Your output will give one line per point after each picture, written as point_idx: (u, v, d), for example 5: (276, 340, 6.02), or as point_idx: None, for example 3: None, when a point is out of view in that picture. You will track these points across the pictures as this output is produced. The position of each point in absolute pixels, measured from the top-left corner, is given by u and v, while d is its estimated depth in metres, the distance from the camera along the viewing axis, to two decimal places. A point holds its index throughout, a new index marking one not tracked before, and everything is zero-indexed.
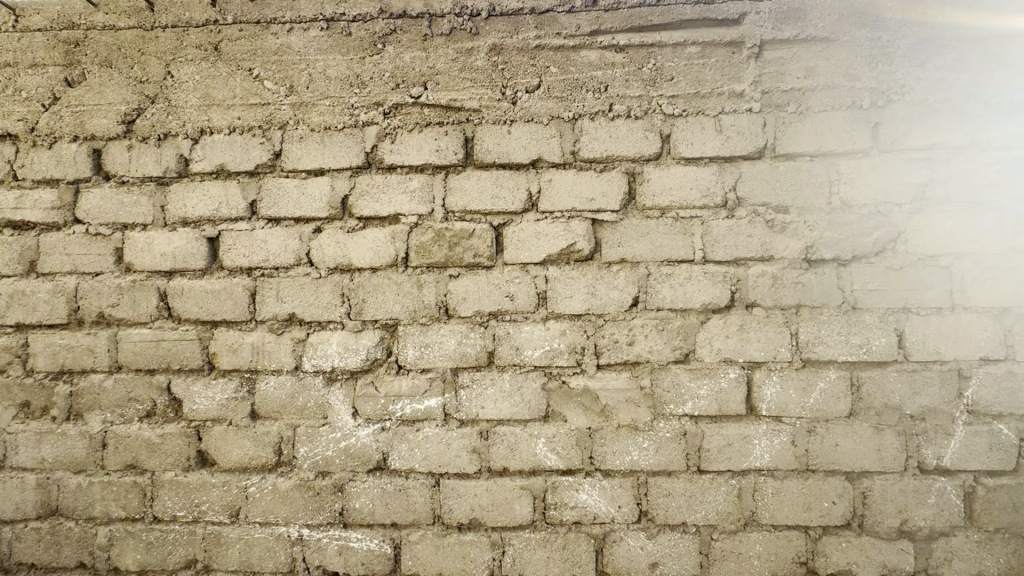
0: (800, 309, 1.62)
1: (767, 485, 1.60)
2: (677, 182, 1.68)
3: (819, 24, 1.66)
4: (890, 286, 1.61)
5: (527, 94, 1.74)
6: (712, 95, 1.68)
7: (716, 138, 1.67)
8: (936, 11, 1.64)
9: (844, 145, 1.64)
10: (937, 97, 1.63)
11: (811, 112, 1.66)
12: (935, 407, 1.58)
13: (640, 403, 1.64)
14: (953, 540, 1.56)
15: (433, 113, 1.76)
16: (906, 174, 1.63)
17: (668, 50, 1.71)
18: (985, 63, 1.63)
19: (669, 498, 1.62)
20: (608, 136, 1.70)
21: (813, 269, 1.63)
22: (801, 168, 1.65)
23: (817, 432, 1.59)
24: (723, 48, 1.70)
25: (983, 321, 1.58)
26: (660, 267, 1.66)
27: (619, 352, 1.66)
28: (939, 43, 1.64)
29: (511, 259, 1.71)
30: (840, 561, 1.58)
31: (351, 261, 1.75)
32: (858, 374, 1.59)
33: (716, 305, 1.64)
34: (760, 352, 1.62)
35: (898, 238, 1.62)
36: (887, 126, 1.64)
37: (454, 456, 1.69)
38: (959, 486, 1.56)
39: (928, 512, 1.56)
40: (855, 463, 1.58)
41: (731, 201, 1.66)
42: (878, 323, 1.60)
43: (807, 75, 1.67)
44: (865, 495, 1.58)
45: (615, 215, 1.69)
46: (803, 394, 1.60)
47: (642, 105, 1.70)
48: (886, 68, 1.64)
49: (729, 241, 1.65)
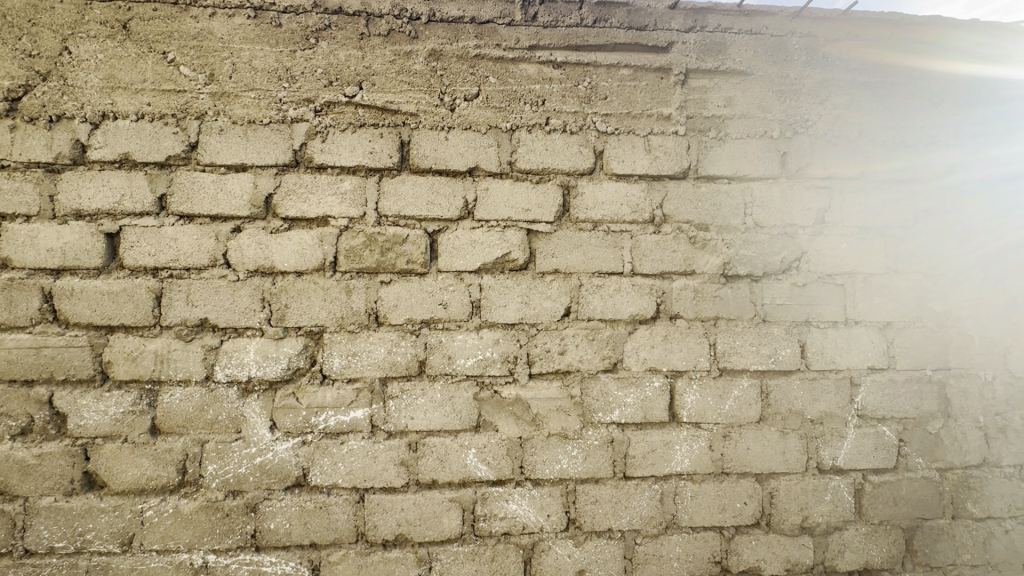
0: (718, 321, 1.73)
1: (686, 489, 1.67)
2: (609, 197, 1.74)
3: (737, 58, 1.81)
4: (794, 300, 1.75)
5: (465, 102, 1.74)
6: (643, 115, 1.77)
7: (645, 157, 1.76)
8: (834, 55, 1.83)
9: (757, 170, 1.78)
10: (835, 132, 1.82)
11: (729, 138, 1.79)
12: (832, 412, 1.73)
13: (570, 411, 1.67)
14: (845, 534, 1.71)
15: (368, 114, 1.71)
16: (809, 199, 1.79)
17: (602, 71, 1.78)
18: (873, 106, 1.84)
19: (596, 505, 1.65)
20: (544, 149, 1.74)
21: (730, 284, 1.74)
22: (720, 190, 1.77)
23: (732, 437, 1.69)
24: (653, 73, 1.79)
25: (870, 334, 1.77)
26: (592, 278, 1.71)
27: (551, 362, 1.68)
28: (835, 85, 1.83)
29: (445, 267, 1.68)
30: (750, 558, 1.68)
31: (274, 264, 1.65)
32: (767, 382, 1.72)
33: (643, 316, 1.71)
34: (682, 362, 1.70)
35: (801, 258, 1.77)
36: (794, 155, 1.80)
37: (380, 469, 1.63)
38: (850, 484, 1.72)
39: (825, 509, 1.71)
40: (763, 465, 1.69)
41: (658, 217, 1.75)
42: (784, 335, 1.74)
43: (727, 104, 1.80)
44: (772, 495, 1.70)
45: (550, 226, 1.72)
46: (719, 401, 1.70)
47: (577, 121, 1.75)
48: (793, 103, 1.81)
49: (655, 256, 1.73)
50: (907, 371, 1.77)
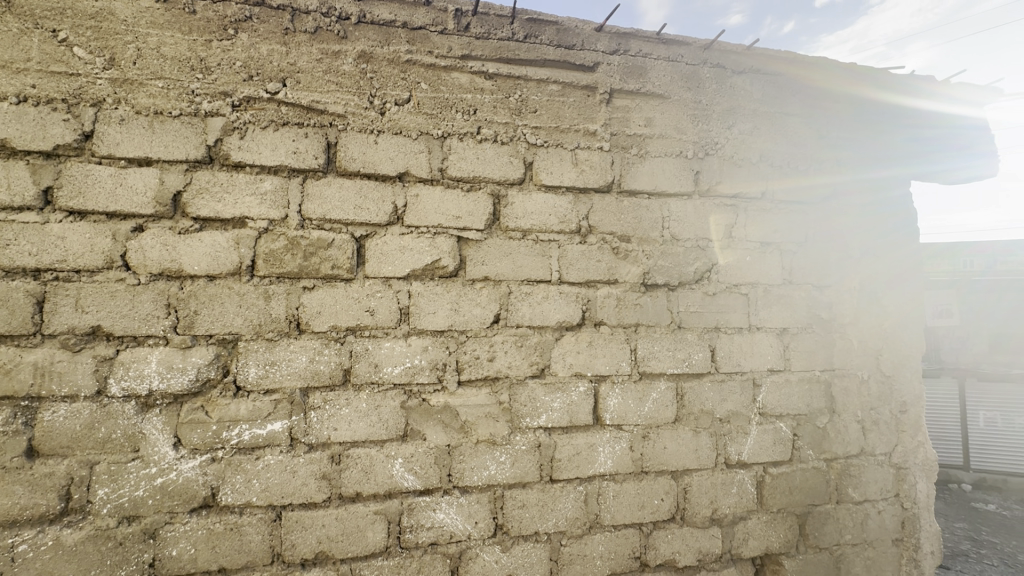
0: (638, 327, 1.83)
1: (609, 489, 1.74)
2: (538, 207, 1.79)
3: (656, 82, 1.94)
4: (705, 308, 1.89)
5: (396, 107, 1.72)
6: (571, 130, 1.85)
7: (573, 170, 1.83)
8: (740, 85, 2.02)
9: (674, 187, 1.91)
10: (741, 155, 2.00)
11: (650, 156, 1.91)
12: (738, 410, 1.89)
13: (499, 417, 1.69)
14: (749, 523, 1.86)
15: (292, 113, 1.64)
16: (718, 216, 1.95)
17: (532, 85, 1.84)
18: (773, 133, 2.05)
19: (523, 509, 1.68)
20: (475, 157, 1.76)
21: (650, 292, 1.85)
22: (641, 204, 1.88)
23: (650, 437, 1.79)
24: (580, 90, 1.88)
25: (770, 339, 1.95)
26: (521, 286, 1.75)
27: (480, 368, 1.69)
28: (740, 112, 2.02)
29: (372, 273, 1.64)
30: (667, 552, 1.78)
31: (182, 267, 1.52)
32: (682, 385, 1.84)
33: (569, 323, 1.77)
34: (605, 367, 1.78)
35: (711, 269, 1.92)
36: (705, 174, 1.96)
37: (300, 485, 1.55)
38: (753, 476, 1.88)
39: (731, 501, 1.85)
40: (679, 463, 1.81)
41: (584, 228, 1.82)
42: (697, 340, 1.87)
43: (647, 124, 1.92)
44: (686, 490, 1.81)
45: (480, 234, 1.74)
46: (639, 404, 1.79)
47: (508, 132, 1.79)
48: (705, 127, 1.97)
49: (581, 265, 1.80)
50: (800, 372, 1.97)
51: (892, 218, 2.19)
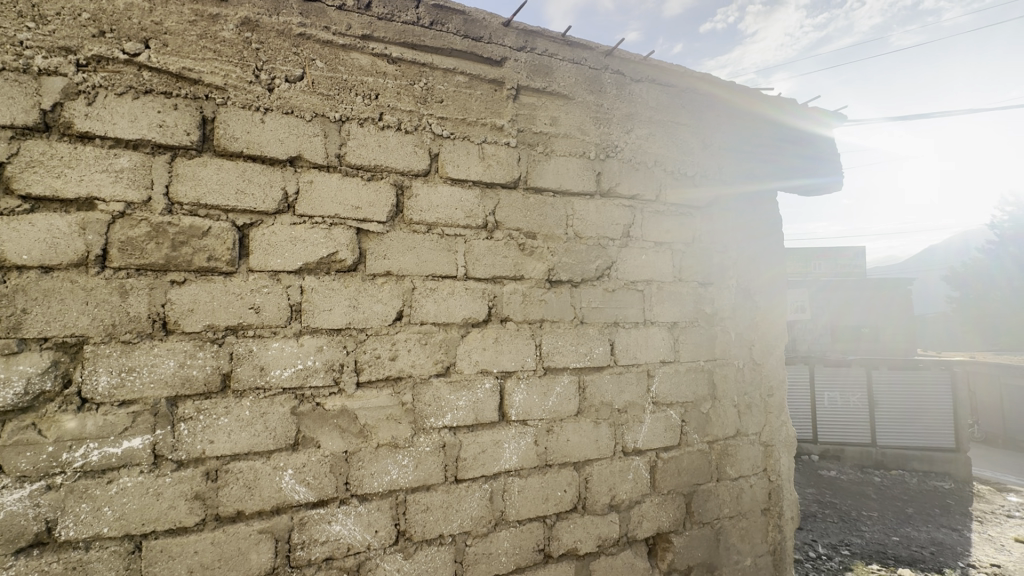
0: (543, 323, 1.85)
1: (514, 484, 1.74)
2: (443, 200, 1.74)
3: (561, 82, 1.97)
4: (606, 304, 1.97)
5: (286, 83, 1.56)
6: (477, 123, 1.82)
7: (479, 164, 1.80)
8: (638, 93, 2.14)
9: (577, 186, 1.97)
10: (638, 159, 2.11)
11: (555, 154, 1.94)
12: (634, 401, 1.99)
13: (401, 419, 1.61)
14: (643, 506, 1.97)
15: (157, 79, 1.42)
16: (617, 215, 2.05)
17: (438, 74, 1.78)
18: (666, 140, 2.20)
19: (427, 513, 1.62)
20: (377, 145, 1.66)
21: (554, 288, 1.88)
22: (546, 201, 1.91)
23: (554, 431, 1.82)
24: (487, 84, 1.86)
25: (662, 333, 2.09)
26: (425, 281, 1.68)
27: (381, 368, 1.60)
28: (638, 118, 2.13)
29: (258, 266, 1.48)
30: (569, 541, 1.82)
31: (5, 256, 1.25)
32: (584, 378, 1.90)
33: (475, 319, 1.74)
34: (511, 363, 1.78)
35: (611, 267, 2.01)
36: (607, 175, 2.04)
37: (166, 508, 1.34)
38: (647, 462, 2.00)
39: (628, 487, 1.95)
40: (580, 453, 1.86)
41: (491, 223, 1.80)
42: (598, 335, 1.94)
43: (553, 123, 1.95)
44: (587, 479, 1.87)
45: (382, 226, 1.64)
46: (544, 398, 1.82)
47: (413, 120, 1.72)
48: (606, 130, 2.05)
49: (488, 260, 1.78)
50: (688, 363, 2.14)
51: (762, 225, 2.46)
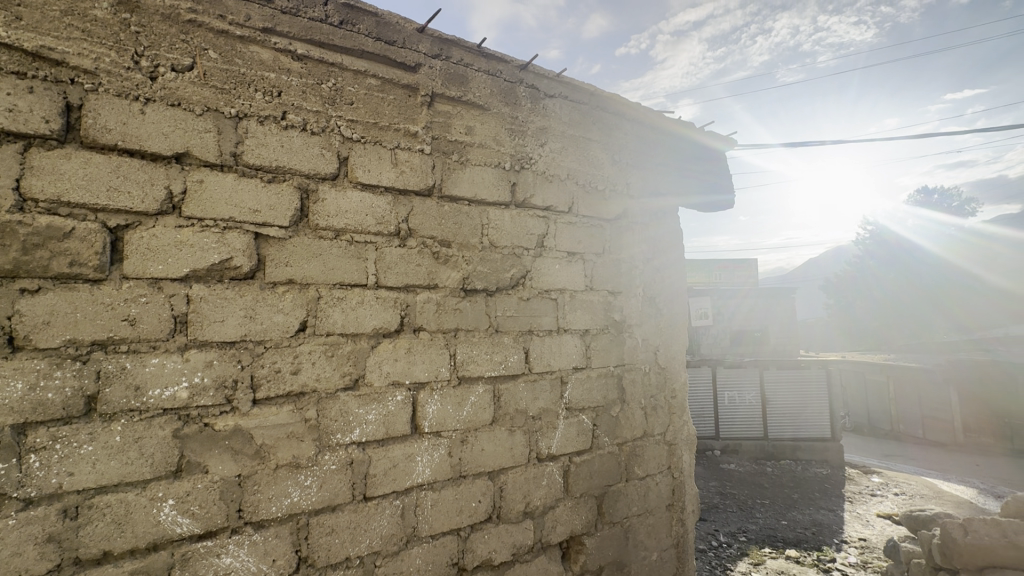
0: (457, 332, 1.83)
1: (427, 498, 1.70)
2: (352, 205, 1.67)
3: (476, 92, 1.99)
4: (520, 312, 2.00)
5: (173, 73, 1.43)
6: (390, 128, 1.77)
7: (391, 170, 1.76)
8: (551, 108, 2.21)
9: (492, 196, 1.98)
10: (551, 171, 2.18)
11: (470, 163, 1.94)
12: (548, 407, 2.03)
13: (304, 437, 1.51)
14: (556, 510, 2.01)
15: (8, 57, 1.23)
16: (532, 225, 2.09)
17: (348, 75, 1.72)
18: (577, 154, 2.29)
19: (332, 536, 1.52)
20: (280, 145, 1.56)
21: (469, 297, 1.88)
22: (461, 210, 1.90)
23: (468, 441, 1.81)
24: (400, 89, 1.82)
25: (574, 340, 2.15)
26: (332, 290, 1.60)
27: (281, 383, 1.49)
28: (550, 132, 2.20)
29: (135, 273, 1.32)
30: (484, 552, 1.80)
31: None
32: (498, 387, 1.90)
33: (386, 329, 1.68)
34: (424, 373, 1.74)
35: (526, 276, 2.04)
36: (521, 186, 2.08)
37: (9, 555, 1.15)
38: (560, 467, 2.04)
39: (542, 493, 1.97)
40: (495, 462, 1.86)
41: (404, 231, 1.76)
42: (513, 343, 1.96)
43: (468, 132, 1.96)
44: (501, 488, 1.87)
45: (284, 231, 1.54)
46: (458, 408, 1.79)
47: (320, 121, 1.64)
48: (520, 142, 2.10)
49: (400, 269, 1.73)
50: (599, 368, 2.22)
51: (666, 238, 2.63)
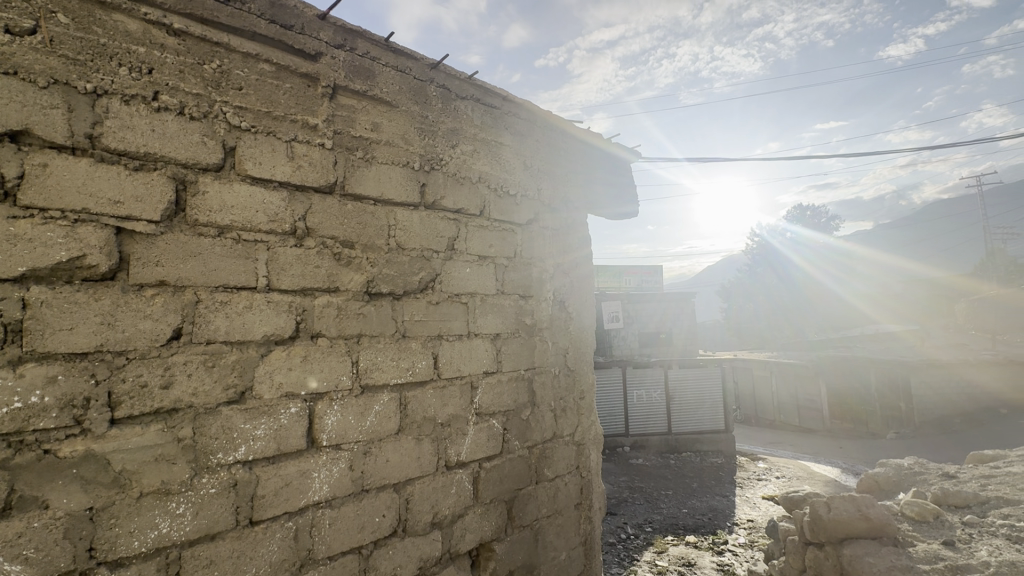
0: (361, 338, 1.73)
1: (324, 517, 1.58)
2: (240, 200, 1.52)
3: (383, 87, 1.91)
4: (429, 317, 1.94)
5: (8, 36, 1.21)
6: (285, 119, 1.64)
7: (287, 164, 1.62)
8: (463, 109, 2.19)
9: (400, 196, 1.91)
10: (462, 173, 2.15)
11: (376, 161, 1.86)
12: (457, 413, 1.99)
13: (176, 459, 1.34)
14: (466, 518, 1.97)
15: None
16: (442, 228, 2.04)
17: (236, 57, 1.57)
18: (489, 158, 2.28)
19: (210, 568, 1.36)
20: (150, 129, 1.38)
21: (374, 301, 1.79)
22: (366, 210, 1.81)
23: (372, 453, 1.71)
24: (298, 77, 1.70)
25: (485, 344, 2.14)
26: (214, 293, 1.44)
27: (148, 399, 1.31)
28: (462, 134, 2.17)
29: None
30: (388, 569, 1.71)
31: None
32: (405, 394, 1.83)
33: (279, 336, 1.55)
34: (322, 383, 1.62)
35: (435, 279, 1.99)
36: (431, 188, 2.02)
37: None
38: (470, 473, 2.00)
39: (451, 501, 1.93)
40: (401, 473, 1.78)
41: (301, 230, 1.64)
42: (420, 348, 1.90)
43: (374, 129, 1.88)
44: (408, 500, 1.79)
45: (154, 226, 1.36)
46: (360, 419, 1.69)
47: (201, 105, 1.47)
48: (430, 142, 2.05)
49: (295, 270, 1.61)
50: (510, 372, 2.22)
51: (575, 243, 2.70)
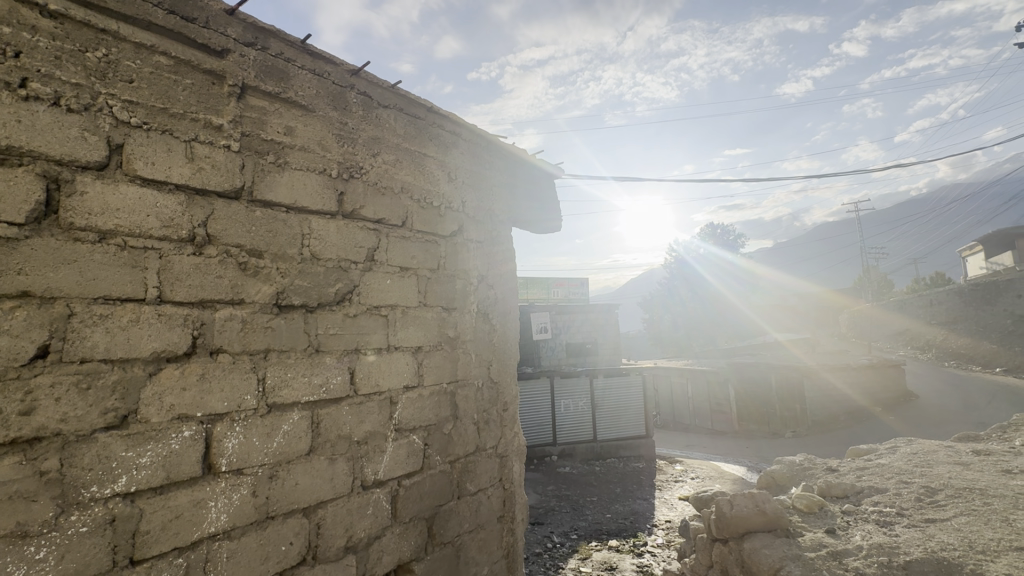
0: (268, 354, 1.62)
1: (221, 550, 1.45)
2: (127, 203, 1.38)
3: (298, 90, 1.83)
4: (346, 330, 1.87)
5: None
6: (184, 117, 1.52)
7: (185, 165, 1.50)
8: (385, 118, 2.15)
9: (315, 204, 1.83)
10: (384, 182, 2.10)
11: (289, 166, 1.76)
12: (374, 430, 1.92)
13: (37, 496, 1.17)
14: (383, 539, 1.89)
15: None
16: (361, 238, 1.98)
17: (126, 47, 1.43)
18: (413, 168, 2.25)
19: None
20: (14, 120, 1.22)
21: (283, 314, 1.69)
22: (277, 217, 1.71)
23: (278, 476, 1.60)
24: (200, 74, 1.59)
25: (406, 357, 2.09)
26: (92, 306, 1.29)
27: (3, 428, 1.14)
28: (384, 142, 2.13)
29: None
30: None
31: None
32: (318, 412, 1.73)
33: (171, 353, 1.41)
34: (222, 403, 1.49)
35: (353, 291, 1.92)
36: (350, 196, 1.96)
37: None
38: (388, 492, 1.93)
39: (366, 523, 1.84)
40: (311, 496, 1.68)
41: (200, 237, 1.51)
42: (335, 363, 1.81)
43: (287, 133, 1.79)
44: (319, 524, 1.69)
45: (16, 229, 1.20)
46: (266, 440, 1.58)
47: (81, 97, 1.33)
48: (350, 149, 1.98)
49: (193, 281, 1.48)
50: (431, 386, 2.18)
51: (500, 256, 2.73)
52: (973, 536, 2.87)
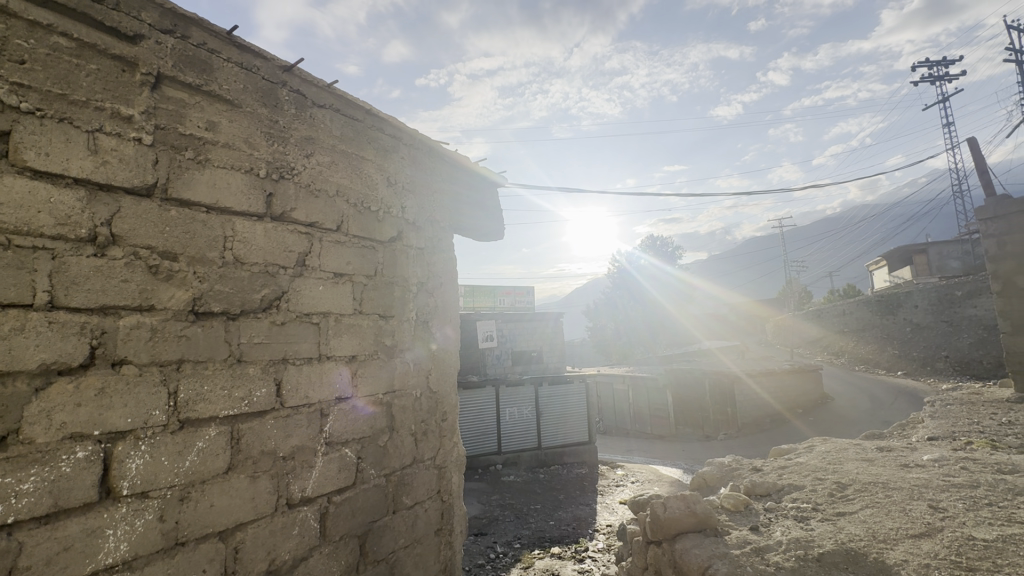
0: (182, 365, 1.50)
1: None
2: (14, 197, 1.23)
3: (222, 83, 1.72)
4: (272, 339, 1.76)
5: None
6: (87, 105, 1.39)
7: (87, 158, 1.37)
8: (320, 118, 2.07)
9: (240, 205, 1.72)
10: (317, 185, 2.01)
11: (211, 164, 1.65)
12: (302, 444, 1.81)
13: None
14: (310, 561, 1.79)
15: None
16: (292, 242, 1.88)
17: (17, 24, 1.29)
18: (349, 171, 2.18)
19: None
20: None
21: (201, 321, 1.57)
22: (196, 217, 1.59)
23: (191, 498, 1.47)
24: (108, 60, 1.46)
25: (338, 367, 2.00)
26: None
27: None
28: (319, 143, 2.05)
29: None
30: None
31: None
32: (238, 427, 1.62)
33: (64, 365, 1.27)
34: (126, 420, 1.36)
35: (281, 297, 1.82)
36: (279, 198, 1.86)
37: None
38: (316, 510, 1.83)
39: (292, 544, 1.73)
40: (229, 519, 1.56)
41: (103, 236, 1.38)
42: (259, 374, 1.70)
43: (209, 128, 1.67)
44: (237, 549, 1.57)
45: None
46: (176, 459, 1.45)
47: None
48: (280, 148, 1.89)
49: (92, 285, 1.34)
50: (366, 397, 2.10)
51: (440, 263, 2.69)
52: (876, 527, 3.13)
